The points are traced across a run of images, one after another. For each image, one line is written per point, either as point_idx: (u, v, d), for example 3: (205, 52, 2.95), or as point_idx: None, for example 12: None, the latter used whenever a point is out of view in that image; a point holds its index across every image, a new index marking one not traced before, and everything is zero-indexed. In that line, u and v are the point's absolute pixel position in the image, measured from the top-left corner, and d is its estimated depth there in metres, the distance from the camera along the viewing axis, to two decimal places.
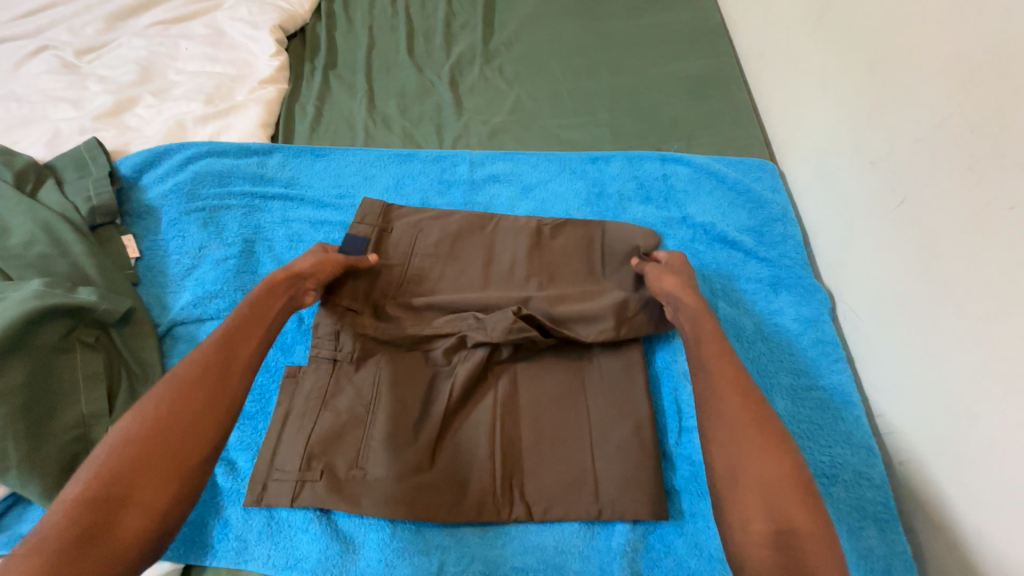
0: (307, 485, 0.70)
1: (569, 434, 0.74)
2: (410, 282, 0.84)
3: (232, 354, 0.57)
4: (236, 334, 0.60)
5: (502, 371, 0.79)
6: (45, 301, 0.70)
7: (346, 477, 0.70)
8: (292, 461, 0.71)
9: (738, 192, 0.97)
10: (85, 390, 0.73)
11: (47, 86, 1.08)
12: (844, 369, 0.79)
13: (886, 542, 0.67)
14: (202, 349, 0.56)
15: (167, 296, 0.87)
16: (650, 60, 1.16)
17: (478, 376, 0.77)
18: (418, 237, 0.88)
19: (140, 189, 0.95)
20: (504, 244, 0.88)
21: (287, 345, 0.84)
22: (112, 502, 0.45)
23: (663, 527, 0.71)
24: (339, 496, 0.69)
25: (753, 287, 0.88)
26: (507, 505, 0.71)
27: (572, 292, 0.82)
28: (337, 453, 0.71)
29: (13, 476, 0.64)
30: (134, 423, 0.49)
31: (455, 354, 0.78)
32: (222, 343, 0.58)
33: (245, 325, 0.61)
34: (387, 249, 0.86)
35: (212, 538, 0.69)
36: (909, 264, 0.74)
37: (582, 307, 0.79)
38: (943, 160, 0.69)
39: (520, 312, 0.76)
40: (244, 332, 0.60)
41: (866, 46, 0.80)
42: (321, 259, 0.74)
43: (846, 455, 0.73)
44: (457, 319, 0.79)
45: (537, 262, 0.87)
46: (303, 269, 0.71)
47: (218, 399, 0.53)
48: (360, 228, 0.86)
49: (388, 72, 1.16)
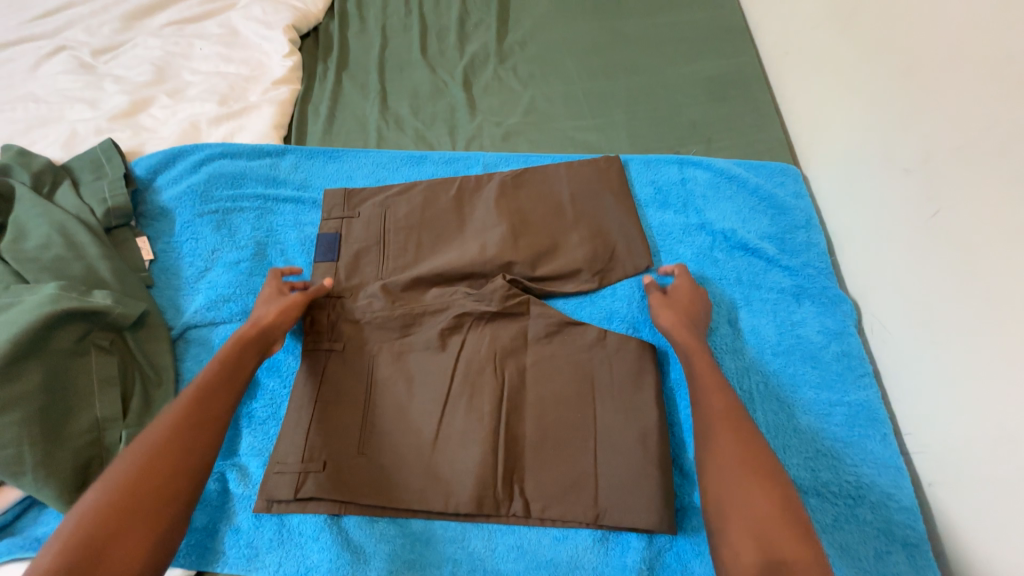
0: (308, 476, 0.71)
1: (579, 445, 0.73)
2: (389, 251, 0.90)
3: (205, 409, 0.61)
4: (215, 384, 0.64)
5: (511, 373, 0.78)
6: (58, 305, 0.70)
7: (348, 466, 0.72)
8: (294, 453, 0.73)
9: (760, 197, 0.94)
10: (99, 393, 0.72)
11: (64, 86, 1.08)
12: (870, 385, 0.76)
13: (916, 569, 0.64)
14: (175, 403, 0.60)
15: (181, 298, 0.87)
16: (667, 60, 1.13)
17: (480, 369, 0.78)
18: (387, 213, 0.93)
19: (154, 190, 0.95)
20: (479, 221, 0.92)
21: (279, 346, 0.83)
22: (93, 549, 0.47)
23: (679, 544, 0.69)
24: (349, 492, 0.70)
25: (775, 296, 0.85)
26: (507, 501, 0.70)
27: (544, 261, 0.88)
28: (337, 447, 0.73)
29: (29, 480, 0.64)
30: (120, 471, 0.53)
31: (452, 335, 0.81)
32: (197, 395, 0.61)
33: (219, 376, 0.65)
34: (355, 233, 0.92)
35: (222, 544, 0.69)
36: (945, 276, 0.71)
37: (558, 267, 0.88)
38: (985, 172, 0.65)
39: (507, 278, 0.85)
40: (218, 384, 0.64)
41: (901, 47, 0.77)
42: (284, 306, 0.76)
43: (874, 475, 0.70)
44: (447, 296, 0.84)
45: (513, 242, 0.89)
46: (269, 320, 0.74)
47: (189, 452, 0.56)
48: (328, 224, 0.93)
49: (401, 72, 1.15)
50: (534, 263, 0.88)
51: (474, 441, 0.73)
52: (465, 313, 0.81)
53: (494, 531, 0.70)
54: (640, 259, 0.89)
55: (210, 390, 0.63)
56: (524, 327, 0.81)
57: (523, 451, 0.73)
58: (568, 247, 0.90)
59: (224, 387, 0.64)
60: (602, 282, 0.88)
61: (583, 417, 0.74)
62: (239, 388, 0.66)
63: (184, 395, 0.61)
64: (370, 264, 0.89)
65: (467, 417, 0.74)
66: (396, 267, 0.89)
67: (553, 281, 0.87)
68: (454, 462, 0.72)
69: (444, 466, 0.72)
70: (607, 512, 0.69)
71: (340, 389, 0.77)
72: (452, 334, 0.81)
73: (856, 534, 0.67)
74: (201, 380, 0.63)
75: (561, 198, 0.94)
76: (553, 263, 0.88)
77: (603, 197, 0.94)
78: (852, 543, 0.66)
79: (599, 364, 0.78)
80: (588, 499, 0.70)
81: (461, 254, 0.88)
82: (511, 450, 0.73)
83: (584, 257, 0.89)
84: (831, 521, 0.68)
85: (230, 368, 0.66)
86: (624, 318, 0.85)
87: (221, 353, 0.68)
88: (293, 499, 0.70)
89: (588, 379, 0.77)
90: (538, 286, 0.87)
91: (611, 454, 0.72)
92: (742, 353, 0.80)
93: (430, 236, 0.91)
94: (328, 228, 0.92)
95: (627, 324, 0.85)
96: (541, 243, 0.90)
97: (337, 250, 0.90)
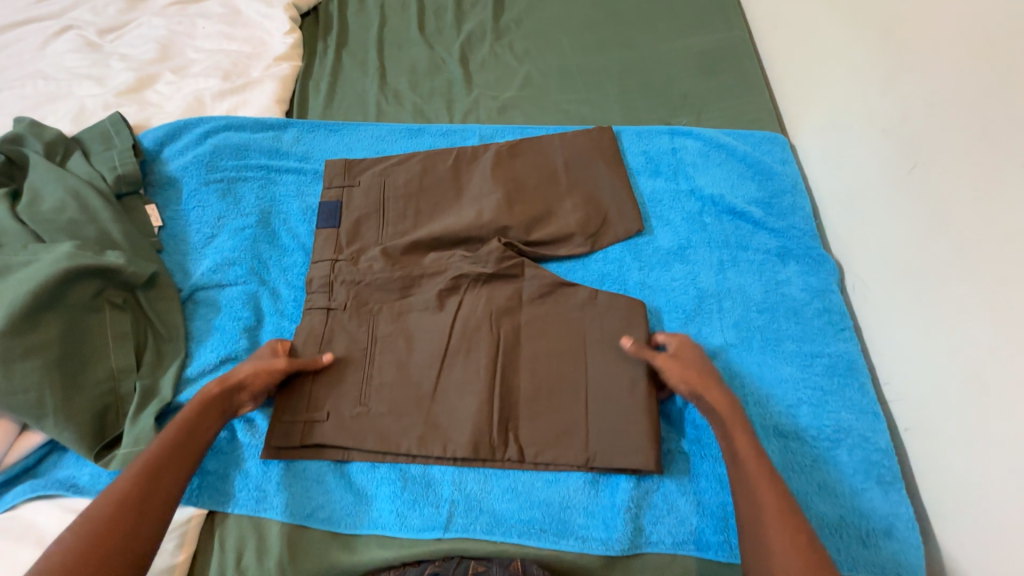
0: (313, 425, 0.75)
1: (572, 395, 0.76)
2: (388, 219, 0.93)
3: (150, 491, 0.60)
4: (166, 460, 0.63)
5: (507, 328, 0.81)
6: (75, 262, 0.74)
7: (351, 416, 0.75)
8: (299, 404, 0.76)
9: (748, 164, 0.97)
10: (114, 347, 0.76)
11: (71, 64, 1.11)
12: (850, 337, 0.79)
13: (889, 504, 0.68)
14: (123, 479, 0.61)
15: (189, 263, 0.90)
16: (660, 36, 1.16)
17: (475, 327, 0.81)
18: (386, 183, 0.96)
19: (161, 161, 0.99)
20: (475, 189, 0.95)
21: (284, 311, 0.86)
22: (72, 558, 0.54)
23: (667, 486, 0.72)
24: (349, 436, 0.74)
25: (762, 257, 0.88)
26: (502, 446, 0.74)
27: (538, 226, 0.92)
28: (341, 398, 0.77)
29: (50, 423, 0.68)
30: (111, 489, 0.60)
31: (449, 296, 0.84)
32: (147, 473, 0.61)
33: (172, 451, 0.64)
34: (355, 202, 0.95)
35: (233, 487, 0.73)
36: (921, 228, 0.73)
37: (553, 232, 0.91)
38: (957, 129, 0.68)
39: (502, 241, 0.88)
40: (170, 460, 0.63)
41: (881, 15, 0.79)
42: (259, 367, 0.73)
43: (851, 420, 0.73)
44: (444, 260, 0.87)
45: (509, 210, 0.92)
46: (239, 378, 0.71)
47: (131, 545, 0.57)
48: (330, 193, 0.96)
49: (400, 49, 1.18)
50: (529, 229, 0.91)
51: (471, 392, 0.76)
52: (461, 274, 0.84)
53: (490, 475, 0.73)
54: (631, 223, 0.92)
55: (160, 469, 0.62)
56: (519, 287, 0.84)
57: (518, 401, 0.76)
58: (560, 214, 0.93)
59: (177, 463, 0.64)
60: (594, 246, 0.91)
61: (575, 370, 0.78)
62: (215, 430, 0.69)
63: (131, 473, 0.61)
64: (370, 230, 0.92)
65: (465, 371, 0.78)
66: (395, 233, 0.92)
67: (546, 246, 0.91)
68: (451, 412, 0.76)
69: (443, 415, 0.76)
70: (598, 456, 0.72)
71: (342, 345, 0.80)
72: (449, 295, 0.84)
73: (834, 474, 0.70)
74: (151, 456, 0.63)
75: (555, 165, 0.97)
76: (547, 229, 0.91)
77: (596, 165, 0.97)
78: (829, 481, 0.70)
79: (590, 320, 0.81)
80: (580, 444, 0.73)
81: (458, 220, 0.91)
82: (507, 400, 0.76)
83: (577, 223, 0.92)
84: (811, 461, 0.71)
85: (185, 440, 0.65)
86: (615, 281, 0.88)
87: (180, 421, 0.66)
88: (300, 446, 0.74)
89: (579, 334, 0.80)
90: (532, 248, 0.90)
91: (603, 403, 0.75)
92: (728, 310, 0.84)
93: (428, 203, 0.95)
94: (329, 196, 0.96)
95: (618, 285, 0.88)
96: (535, 210, 0.93)
97: (338, 217, 0.93)
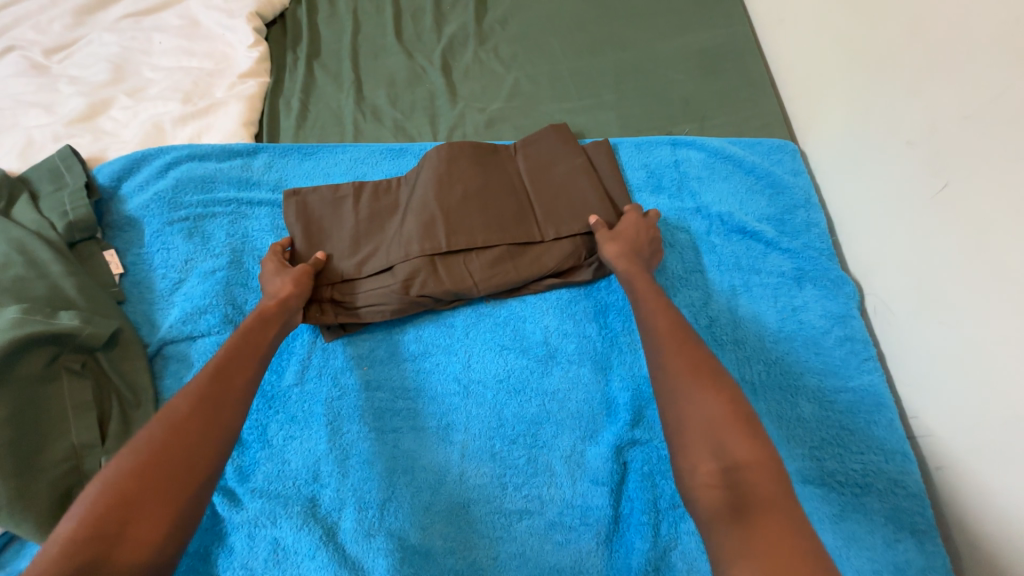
0: (325, 304, 0.78)
1: (557, 196, 0.83)
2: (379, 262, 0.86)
3: (190, 453, 0.53)
4: (132, 497, 0.49)
5: (486, 254, 0.78)
6: (22, 330, 0.66)
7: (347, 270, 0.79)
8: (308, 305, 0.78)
9: (757, 176, 0.90)
10: (74, 420, 0.69)
11: (16, 90, 1.01)
12: (875, 368, 0.75)
13: (925, 556, 0.65)
14: (62, 535, 0.46)
15: (155, 314, 0.83)
16: (658, 34, 1.07)
17: (465, 259, 0.78)
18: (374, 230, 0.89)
19: (120, 199, 0.90)
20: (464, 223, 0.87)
21: (277, 365, 0.78)
22: (108, 532, 0.47)
23: (685, 543, 0.68)
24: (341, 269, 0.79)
25: (775, 281, 0.82)
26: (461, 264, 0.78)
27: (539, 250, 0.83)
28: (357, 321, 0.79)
29: (4, 516, 0.62)
30: (150, 436, 0.53)
31: (453, 266, 0.77)
32: (88, 527, 0.46)
33: (135, 481, 0.50)
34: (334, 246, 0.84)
35: (217, 566, 0.67)
36: (955, 250, 0.68)
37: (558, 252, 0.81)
38: (995, 143, 0.62)
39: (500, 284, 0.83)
40: (157, 480, 0.51)
41: (908, 14, 0.73)
42: (296, 277, 0.75)
43: (881, 462, 0.69)
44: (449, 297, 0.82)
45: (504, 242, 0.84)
46: (288, 294, 0.72)
47: (178, 521, 0.51)
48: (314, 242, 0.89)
49: (376, 59, 1.08)
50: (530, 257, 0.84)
51: None
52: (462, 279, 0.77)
53: (495, 538, 0.69)
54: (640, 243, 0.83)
55: (129, 506, 0.48)
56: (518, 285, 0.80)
57: (496, 227, 0.79)
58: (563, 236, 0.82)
59: (150, 497, 0.50)
60: (598, 273, 0.82)
61: (528, 228, 0.80)
62: (286, 306, 0.72)
63: (72, 520, 0.47)
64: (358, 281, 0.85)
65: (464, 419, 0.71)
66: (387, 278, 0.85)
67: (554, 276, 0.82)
68: (450, 220, 0.78)
69: (443, 232, 0.77)
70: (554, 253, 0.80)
71: None
72: (454, 262, 0.77)
73: (864, 524, 0.67)
74: (106, 496, 0.49)
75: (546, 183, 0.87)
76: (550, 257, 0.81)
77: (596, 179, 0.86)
78: (859, 532, 0.67)
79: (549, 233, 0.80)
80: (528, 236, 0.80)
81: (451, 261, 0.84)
82: None
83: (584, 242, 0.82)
84: (840, 511, 0.68)
85: (141, 474, 0.50)
86: (619, 312, 0.81)
87: (147, 445, 0.52)
88: (327, 314, 0.78)
89: (531, 229, 0.80)
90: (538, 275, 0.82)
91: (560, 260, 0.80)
92: (743, 342, 0.77)
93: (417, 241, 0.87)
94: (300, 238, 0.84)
95: (624, 318, 0.81)
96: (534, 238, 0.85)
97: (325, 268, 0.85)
